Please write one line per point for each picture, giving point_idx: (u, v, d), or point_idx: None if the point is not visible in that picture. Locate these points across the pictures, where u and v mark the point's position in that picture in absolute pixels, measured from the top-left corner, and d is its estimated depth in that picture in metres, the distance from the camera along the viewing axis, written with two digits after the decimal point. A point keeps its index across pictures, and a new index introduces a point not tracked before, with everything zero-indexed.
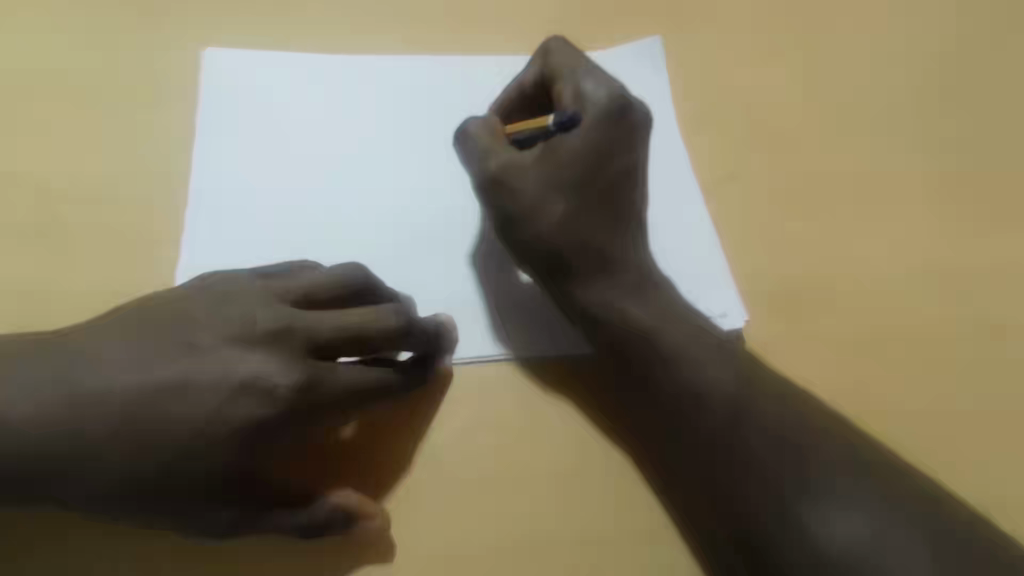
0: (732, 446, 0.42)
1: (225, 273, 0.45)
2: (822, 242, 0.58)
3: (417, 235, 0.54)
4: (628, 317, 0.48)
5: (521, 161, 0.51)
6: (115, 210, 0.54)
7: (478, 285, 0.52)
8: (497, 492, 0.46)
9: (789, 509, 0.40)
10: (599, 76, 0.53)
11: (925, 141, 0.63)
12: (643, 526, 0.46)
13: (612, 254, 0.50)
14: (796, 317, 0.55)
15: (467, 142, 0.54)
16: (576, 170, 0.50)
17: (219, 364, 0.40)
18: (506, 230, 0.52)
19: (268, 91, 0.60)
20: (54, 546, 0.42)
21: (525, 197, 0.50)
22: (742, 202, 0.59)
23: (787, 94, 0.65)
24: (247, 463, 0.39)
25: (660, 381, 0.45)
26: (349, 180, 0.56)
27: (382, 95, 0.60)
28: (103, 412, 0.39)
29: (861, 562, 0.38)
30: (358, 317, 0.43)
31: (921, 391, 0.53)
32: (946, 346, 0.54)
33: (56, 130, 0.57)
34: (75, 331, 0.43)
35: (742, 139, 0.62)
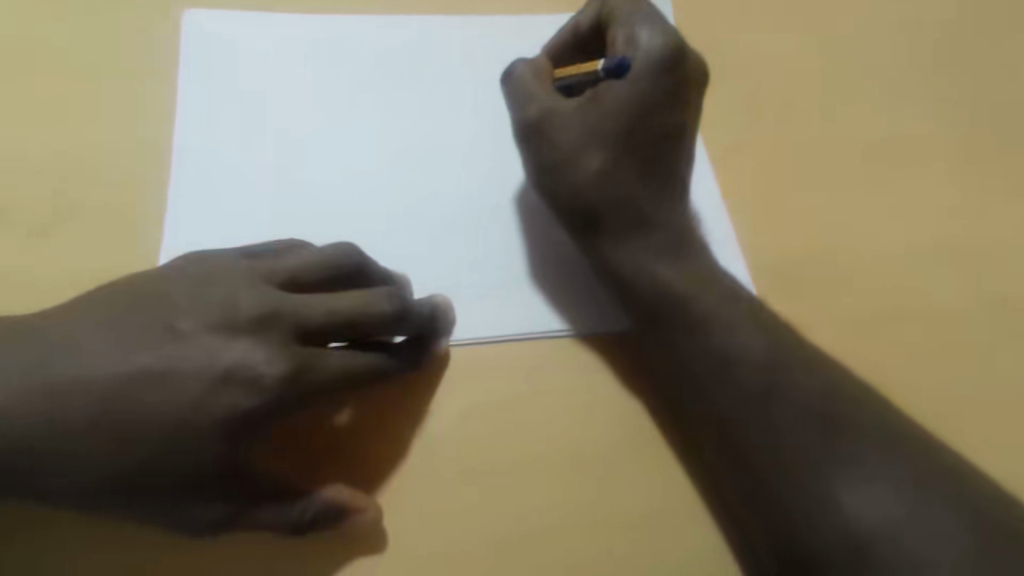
0: (762, 412, 0.43)
1: (205, 252, 0.43)
2: (834, 216, 0.56)
3: (410, 212, 0.51)
4: (659, 277, 0.47)
5: (562, 109, 0.50)
6: (94, 183, 0.51)
7: (519, 234, 0.52)
8: (513, 475, 0.45)
9: (823, 482, 0.40)
10: (654, 24, 0.51)
11: (933, 115, 0.61)
12: (670, 504, 0.45)
13: (646, 215, 0.49)
14: (806, 296, 0.52)
15: (511, 85, 0.53)
16: (618, 122, 0.49)
17: (202, 351, 0.38)
18: (543, 180, 0.51)
19: (263, 57, 0.56)
20: (48, 544, 0.40)
21: (564, 146, 0.49)
22: (753, 173, 0.57)
23: (799, 62, 0.63)
24: (231, 458, 0.37)
25: (693, 340, 0.45)
26: (344, 151, 0.53)
27: (372, 60, 0.58)
28: (83, 402, 0.37)
29: (887, 542, 0.38)
30: (353, 302, 0.41)
31: (931, 371, 0.51)
32: (954, 323, 0.53)
33: (44, 106, 0.53)
34: (50, 316, 0.40)
35: (753, 108, 0.60)
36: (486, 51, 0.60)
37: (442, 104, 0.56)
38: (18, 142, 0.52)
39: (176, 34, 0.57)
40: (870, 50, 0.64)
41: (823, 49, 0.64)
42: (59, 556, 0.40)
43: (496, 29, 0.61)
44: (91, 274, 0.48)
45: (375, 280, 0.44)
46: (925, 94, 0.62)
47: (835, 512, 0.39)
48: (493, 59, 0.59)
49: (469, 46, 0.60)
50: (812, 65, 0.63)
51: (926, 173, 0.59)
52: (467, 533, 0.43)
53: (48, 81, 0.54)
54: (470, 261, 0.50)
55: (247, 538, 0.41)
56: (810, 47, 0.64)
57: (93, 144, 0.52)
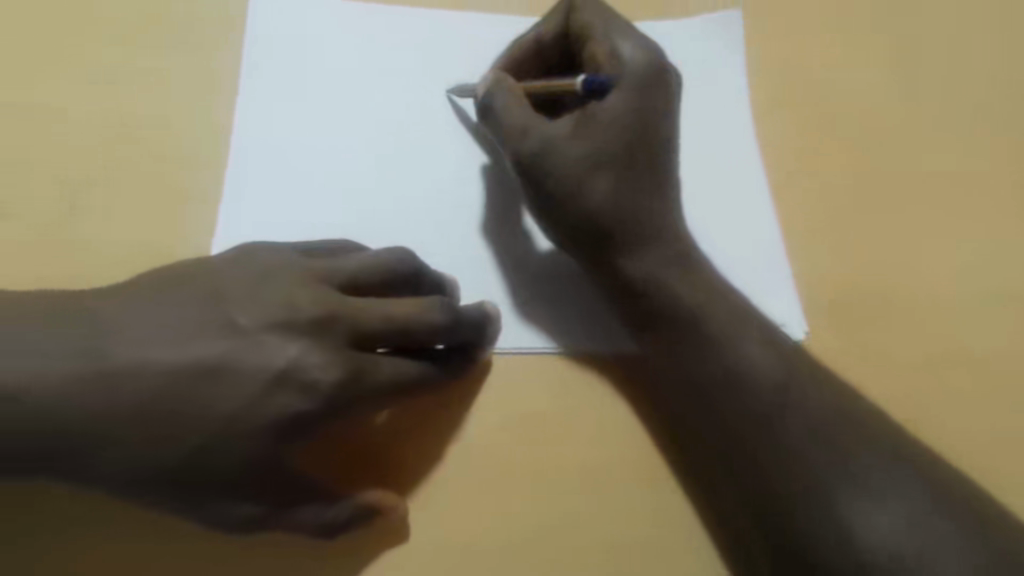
0: (772, 429, 0.40)
1: (258, 245, 0.43)
2: (894, 249, 0.53)
3: (456, 212, 0.51)
4: (671, 294, 0.45)
5: (559, 137, 0.47)
6: (129, 163, 0.51)
7: (494, 254, 0.50)
8: (534, 491, 0.44)
9: (828, 497, 0.38)
10: (633, 37, 0.50)
11: (999, 139, 0.57)
12: (681, 532, 0.44)
13: (655, 229, 0.46)
14: (855, 331, 0.50)
15: (499, 119, 0.49)
16: (611, 145, 0.47)
17: (261, 351, 0.39)
18: (544, 205, 0.47)
19: (297, 39, 0.55)
20: (82, 518, 0.41)
21: (565, 173, 0.46)
22: (811, 199, 0.54)
23: (871, 80, 0.59)
24: (278, 462, 0.38)
25: (701, 362, 0.43)
26: (359, 145, 0.52)
27: (426, 51, 0.56)
28: (136, 388, 0.37)
29: (898, 560, 0.36)
30: (404, 310, 0.41)
31: (972, 407, 0.48)
32: (1003, 358, 0.50)
33: (101, 73, 0.54)
34: (102, 298, 0.40)
35: (817, 129, 0.57)
36: None
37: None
38: (55, 117, 0.52)
39: (244, 15, 0.56)
40: (932, 62, 0.60)
41: (880, 60, 0.60)
42: (98, 532, 0.41)
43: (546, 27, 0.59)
44: (127, 253, 0.48)
45: (429, 287, 0.44)
46: (989, 112, 0.58)
47: (837, 523, 0.37)
48: None
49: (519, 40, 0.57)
50: (885, 85, 0.59)
51: (982, 197, 0.55)
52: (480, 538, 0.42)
53: (88, 55, 0.54)
54: (508, 267, 0.49)
55: (266, 539, 0.41)
56: (865, 56, 0.60)
57: (131, 123, 0.52)
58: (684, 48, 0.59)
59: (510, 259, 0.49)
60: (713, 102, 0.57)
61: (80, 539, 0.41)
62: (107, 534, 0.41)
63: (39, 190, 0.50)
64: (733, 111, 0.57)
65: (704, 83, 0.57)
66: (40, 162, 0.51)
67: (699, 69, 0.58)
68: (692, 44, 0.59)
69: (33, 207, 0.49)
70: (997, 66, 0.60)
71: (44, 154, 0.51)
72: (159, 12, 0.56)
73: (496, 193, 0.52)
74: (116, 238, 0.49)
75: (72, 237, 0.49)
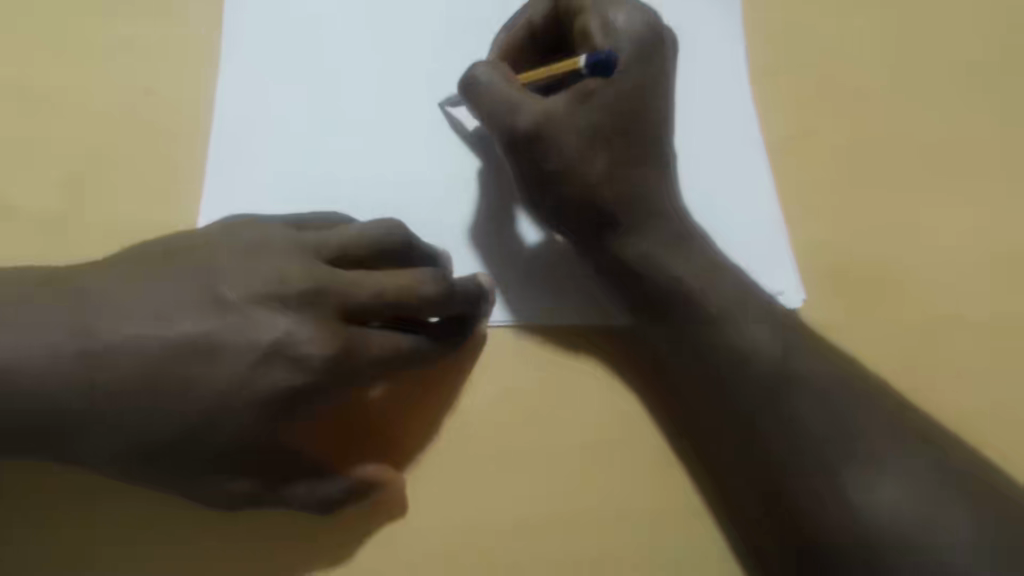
0: (775, 407, 0.39)
1: (247, 218, 0.42)
2: (894, 215, 0.52)
3: (456, 186, 0.49)
4: (669, 272, 0.44)
5: (556, 109, 0.46)
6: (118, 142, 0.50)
7: (488, 242, 0.48)
8: (530, 464, 0.43)
9: (834, 475, 0.37)
10: (627, 6, 0.48)
11: (1000, 99, 0.56)
12: (678, 503, 0.43)
13: (657, 206, 0.46)
14: (854, 300, 0.49)
15: (483, 95, 0.47)
16: (608, 119, 0.46)
17: (248, 325, 0.38)
18: (538, 186, 0.46)
19: (286, 15, 0.53)
20: (78, 504, 0.41)
21: (567, 155, 0.45)
22: (809, 167, 0.53)
23: (868, 45, 0.58)
24: (271, 438, 0.38)
25: (704, 339, 0.42)
26: (347, 117, 0.51)
27: (412, 17, 0.54)
28: (119, 364, 0.36)
29: (910, 535, 0.35)
30: (395, 282, 0.40)
31: (979, 380, 0.48)
32: (1011, 329, 0.49)
33: (80, 51, 0.52)
34: (91, 274, 0.39)
35: (814, 96, 0.56)
36: None
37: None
38: (42, 97, 0.51)
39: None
40: (939, 28, 0.59)
41: (886, 27, 0.58)
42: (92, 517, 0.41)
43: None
44: (113, 234, 0.47)
45: (421, 262, 0.43)
46: (997, 78, 0.57)
47: (841, 500, 0.37)
48: None
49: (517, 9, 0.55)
50: (883, 49, 0.58)
51: (991, 166, 0.54)
52: (480, 514, 0.42)
53: (72, 33, 0.53)
54: (507, 242, 0.48)
55: (260, 515, 0.41)
56: (870, 22, 0.59)
57: (118, 101, 0.51)
58: (677, 12, 0.57)
59: (494, 261, 0.47)
60: (712, 67, 0.55)
61: (77, 526, 0.41)
62: (105, 515, 0.41)
63: (30, 173, 0.49)
64: (732, 80, 0.55)
65: (700, 57, 0.56)
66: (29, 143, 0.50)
67: (701, 40, 0.56)
68: (684, 6, 0.57)
69: (33, 192, 0.48)
70: (1007, 32, 0.59)
71: (22, 132, 0.50)
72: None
73: (485, 189, 0.49)
74: (106, 218, 0.48)
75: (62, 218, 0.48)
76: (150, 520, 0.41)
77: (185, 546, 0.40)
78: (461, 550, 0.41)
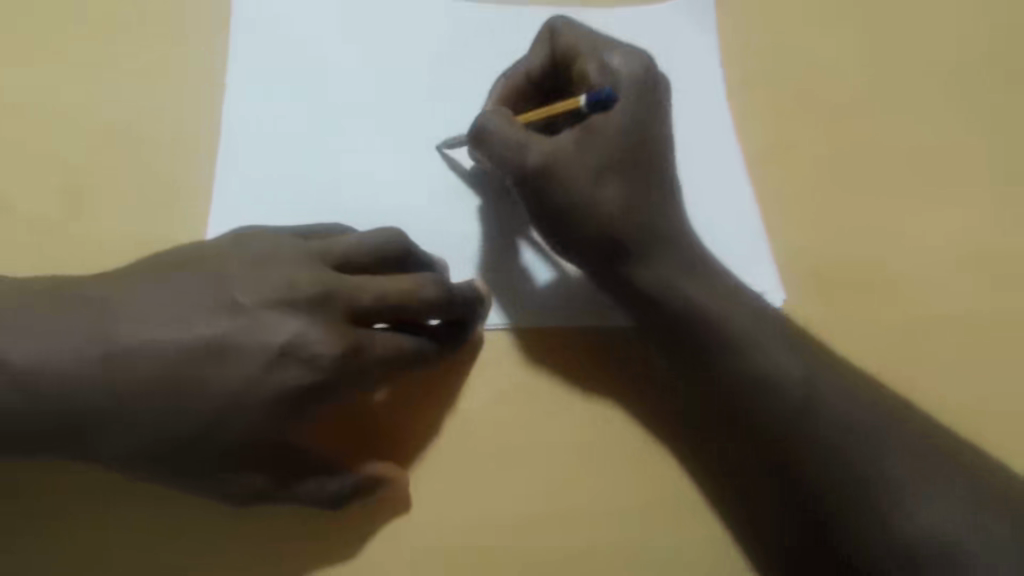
0: (800, 428, 0.42)
1: (256, 229, 0.45)
2: (863, 220, 0.55)
3: (460, 197, 0.52)
4: (687, 299, 0.46)
5: (563, 147, 0.47)
6: (122, 156, 0.52)
7: (503, 278, 0.50)
8: (522, 463, 0.46)
9: (867, 497, 0.40)
10: (622, 49, 0.50)
11: (963, 111, 0.59)
12: (656, 495, 0.46)
13: (665, 234, 0.48)
14: (828, 300, 0.52)
15: (495, 143, 0.49)
16: (619, 153, 0.48)
17: (261, 328, 0.40)
18: (554, 223, 0.48)
19: (288, 40, 0.56)
20: (89, 504, 0.43)
21: (580, 190, 0.47)
22: (786, 177, 0.56)
23: (841, 59, 0.61)
24: (282, 435, 0.40)
25: (723, 364, 0.45)
26: (346, 137, 0.53)
27: (407, 39, 0.57)
28: (137, 366, 0.38)
29: (944, 544, 0.39)
30: (399, 286, 0.43)
31: (954, 371, 0.51)
32: (981, 324, 0.52)
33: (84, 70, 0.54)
34: (104, 283, 0.41)
35: (790, 108, 0.58)
36: (518, 39, 0.59)
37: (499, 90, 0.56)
38: (50, 112, 0.52)
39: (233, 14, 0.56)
40: (908, 44, 0.62)
41: (858, 42, 0.61)
42: (104, 519, 0.42)
43: (535, 16, 0.60)
44: (119, 247, 0.49)
45: (420, 267, 0.45)
46: (963, 93, 0.60)
47: (881, 525, 0.40)
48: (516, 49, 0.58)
49: (505, 35, 0.59)
50: (855, 63, 0.61)
51: (958, 176, 0.57)
52: (482, 511, 0.44)
53: (79, 51, 0.54)
54: (513, 254, 0.51)
55: (271, 518, 0.43)
56: (841, 36, 0.62)
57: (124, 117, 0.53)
58: (657, 30, 0.60)
59: (510, 300, 0.49)
60: (692, 82, 0.58)
61: (88, 527, 0.42)
62: (119, 517, 0.42)
63: (36, 185, 0.50)
64: (712, 94, 0.58)
65: (682, 75, 0.58)
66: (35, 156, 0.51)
67: (683, 56, 0.59)
68: (664, 23, 0.60)
69: (33, 195, 0.50)
70: (973, 49, 0.62)
71: (29, 147, 0.51)
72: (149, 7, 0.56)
73: (491, 231, 0.51)
74: (115, 232, 0.50)
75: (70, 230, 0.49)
76: (153, 520, 0.42)
77: (191, 546, 0.42)
78: (464, 546, 0.43)
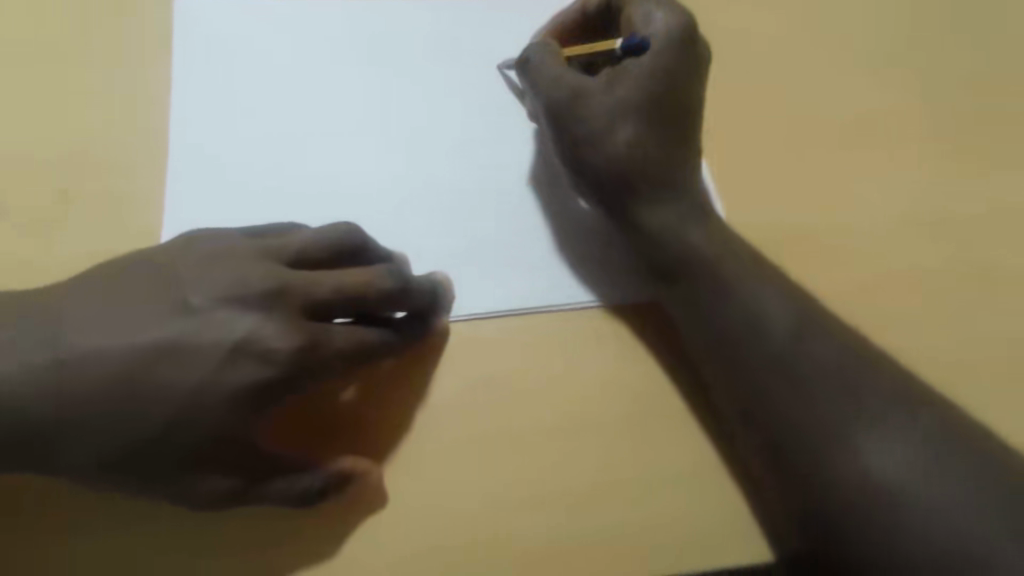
0: (790, 372, 0.42)
1: (211, 230, 0.45)
2: (823, 186, 0.55)
3: (425, 189, 0.52)
4: (685, 240, 0.47)
5: (592, 84, 0.50)
6: (104, 167, 0.52)
7: (536, 218, 0.52)
8: (500, 448, 0.45)
9: (849, 441, 0.40)
10: (667, 4, 0.52)
11: (909, 73, 0.60)
12: (666, 470, 0.45)
13: (677, 183, 0.49)
14: (797, 265, 0.52)
15: (532, 69, 0.52)
16: (643, 96, 0.49)
17: (215, 327, 0.41)
18: (569, 156, 0.50)
19: (245, 46, 0.56)
20: (91, 523, 0.42)
21: (594, 122, 0.49)
22: (744, 146, 0.56)
23: (786, 32, 0.61)
24: (242, 433, 0.40)
25: (728, 301, 0.45)
26: (306, 136, 0.53)
27: (359, 35, 0.57)
28: (91, 372, 0.39)
29: (898, 494, 0.38)
30: (353, 278, 0.43)
31: (931, 333, 0.50)
32: (954, 286, 0.52)
33: (35, 95, 0.54)
34: (58, 294, 0.42)
35: (742, 82, 0.59)
36: (468, 27, 0.58)
37: (476, 78, 0.57)
38: (29, 128, 0.52)
39: (172, 33, 0.56)
40: (878, 16, 0.63)
41: (813, 15, 0.62)
42: (99, 535, 0.42)
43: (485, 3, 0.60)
44: (80, 265, 0.49)
45: (375, 259, 0.46)
46: (909, 55, 0.61)
47: (851, 468, 0.39)
48: (467, 38, 0.58)
49: (455, 23, 0.58)
50: (799, 33, 0.61)
51: (928, 140, 0.57)
52: (474, 494, 0.44)
53: (46, 71, 0.54)
54: (471, 244, 0.50)
55: (255, 524, 0.42)
56: (811, 8, 0.62)
57: (105, 128, 0.53)
58: None
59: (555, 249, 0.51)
60: None
61: (92, 546, 0.41)
62: (115, 533, 0.42)
63: (18, 200, 0.50)
64: None
65: None
66: (15, 172, 0.51)
67: None
68: None
69: None
70: (941, 20, 0.63)
71: None
72: (126, 18, 0.57)
73: (548, 178, 0.53)
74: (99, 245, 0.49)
75: (56, 240, 0.49)
76: (154, 533, 0.42)
77: (189, 557, 0.42)
78: (459, 531, 0.43)
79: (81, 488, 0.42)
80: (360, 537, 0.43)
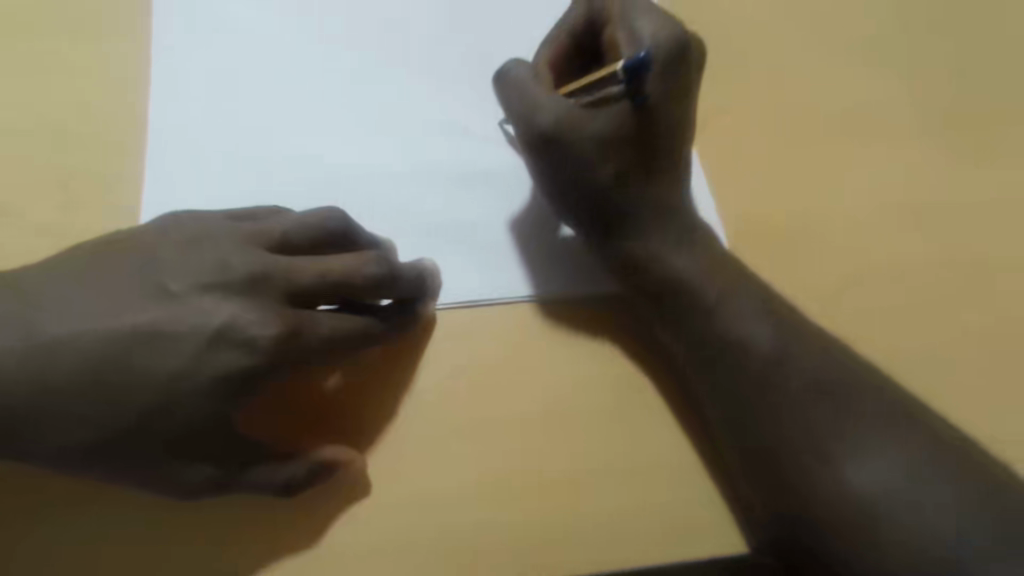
0: (777, 384, 0.42)
1: (193, 213, 0.44)
2: (819, 179, 0.54)
3: (412, 178, 0.51)
4: (670, 268, 0.46)
5: (576, 111, 0.47)
6: (85, 148, 0.50)
7: (519, 227, 0.50)
8: (488, 437, 0.45)
9: (830, 454, 0.40)
10: (653, 16, 0.47)
11: (907, 67, 0.60)
12: (654, 462, 0.45)
13: (665, 204, 0.48)
14: (790, 260, 0.51)
15: (514, 94, 0.49)
16: (631, 123, 0.47)
17: (196, 312, 0.40)
18: (555, 183, 0.49)
19: (232, 25, 0.54)
20: (82, 510, 0.41)
21: (578, 154, 0.47)
22: (742, 138, 0.55)
23: (784, 23, 0.61)
24: (223, 420, 0.39)
25: (714, 327, 0.44)
26: (292, 120, 0.51)
27: (351, 19, 0.56)
28: (67, 357, 0.38)
29: (872, 517, 0.38)
30: (338, 265, 0.42)
31: (922, 333, 0.50)
32: (947, 283, 0.52)
33: (20, 67, 0.52)
34: (32, 273, 0.41)
35: (740, 73, 0.58)
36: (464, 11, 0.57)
37: (467, 65, 0.55)
38: (7, 107, 0.51)
39: (153, 14, 0.54)
40: (876, 9, 0.62)
41: (812, 7, 0.62)
42: (86, 521, 0.41)
43: None
44: (63, 243, 0.47)
45: (362, 245, 0.45)
46: (908, 50, 0.61)
47: (835, 489, 0.39)
48: (464, 23, 0.57)
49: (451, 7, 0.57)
50: (799, 25, 0.61)
51: (925, 135, 0.57)
52: (458, 482, 0.43)
53: (32, 44, 0.53)
54: (459, 232, 0.49)
55: (240, 511, 0.42)
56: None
57: (89, 104, 0.51)
58: None
59: (540, 271, 0.49)
60: None
61: (80, 535, 0.41)
62: (102, 519, 0.41)
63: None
64: None
65: None
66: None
67: None
68: None
69: None
70: (937, 18, 0.63)
71: None
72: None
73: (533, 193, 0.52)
74: (77, 228, 0.48)
75: (38, 218, 0.48)
76: (130, 519, 0.41)
77: (172, 543, 0.41)
78: (445, 522, 0.42)
79: (72, 478, 0.42)
80: (344, 526, 0.42)
